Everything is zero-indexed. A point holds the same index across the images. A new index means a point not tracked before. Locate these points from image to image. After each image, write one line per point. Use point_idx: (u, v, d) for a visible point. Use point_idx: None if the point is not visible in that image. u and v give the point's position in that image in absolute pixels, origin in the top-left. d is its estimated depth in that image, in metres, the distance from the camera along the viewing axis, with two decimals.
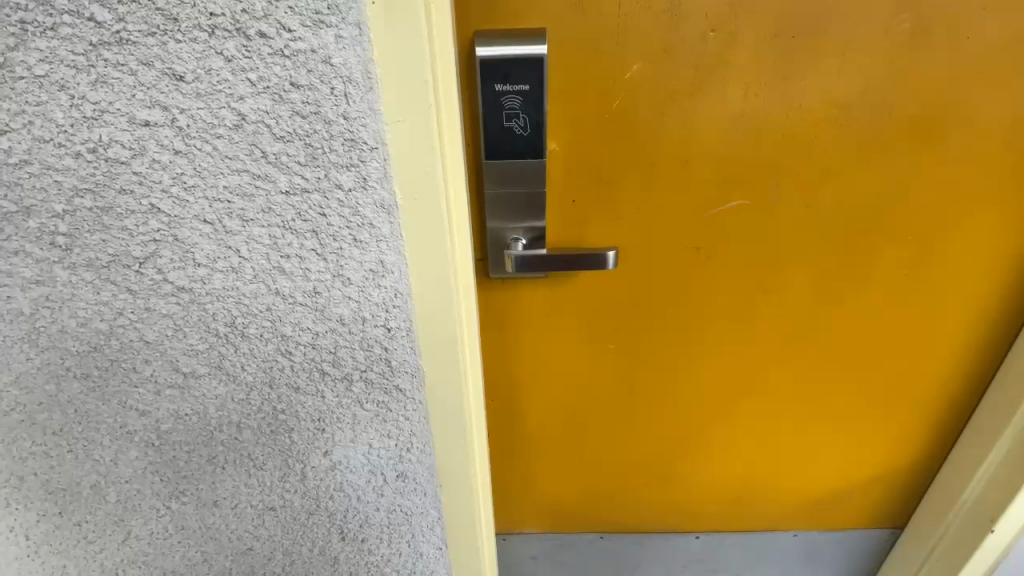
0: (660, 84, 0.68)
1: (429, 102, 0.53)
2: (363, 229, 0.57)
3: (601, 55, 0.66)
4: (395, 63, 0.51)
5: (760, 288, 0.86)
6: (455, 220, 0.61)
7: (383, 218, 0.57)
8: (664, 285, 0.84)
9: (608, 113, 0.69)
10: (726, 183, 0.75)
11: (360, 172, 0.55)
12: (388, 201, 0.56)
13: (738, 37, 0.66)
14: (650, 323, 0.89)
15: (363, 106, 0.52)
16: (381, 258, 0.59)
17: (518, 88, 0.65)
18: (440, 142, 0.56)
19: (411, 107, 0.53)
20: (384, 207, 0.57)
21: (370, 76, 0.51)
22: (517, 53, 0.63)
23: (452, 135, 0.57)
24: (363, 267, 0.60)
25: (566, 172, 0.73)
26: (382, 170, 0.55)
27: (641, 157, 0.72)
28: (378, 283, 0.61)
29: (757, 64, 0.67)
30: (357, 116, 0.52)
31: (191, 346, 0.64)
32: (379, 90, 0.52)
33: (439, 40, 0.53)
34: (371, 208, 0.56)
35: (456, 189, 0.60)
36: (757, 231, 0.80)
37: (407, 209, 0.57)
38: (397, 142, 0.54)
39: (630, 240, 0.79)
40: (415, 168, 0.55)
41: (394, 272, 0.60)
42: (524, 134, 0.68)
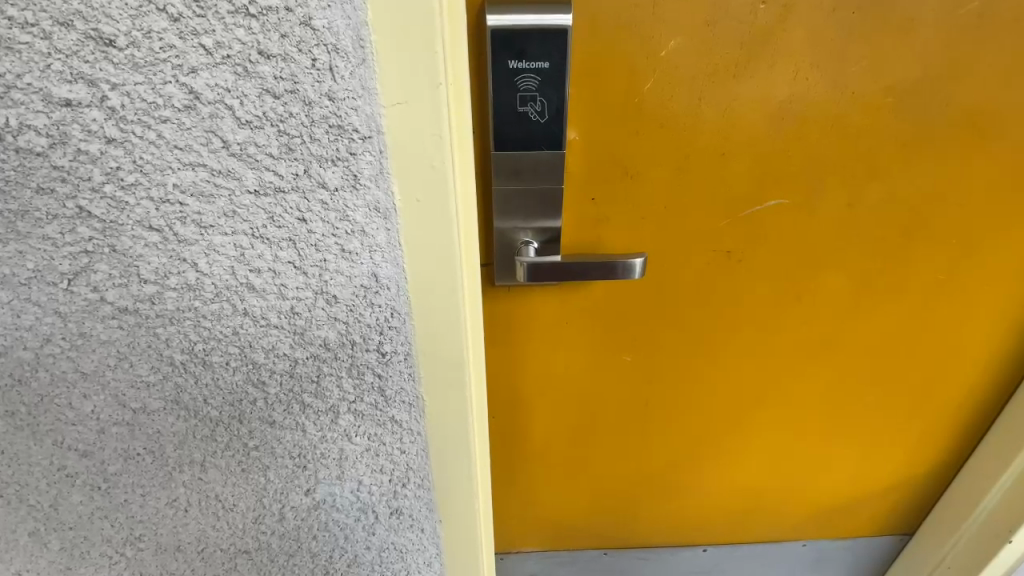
0: (702, 61, 0.58)
1: (438, 79, 0.42)
2: (352, 238, 0.46)
3: (632, 28, 0.56)
4: (396, 29, 0.40)
5: (792, 293, 0.78)
6: (467, 224, 0.52)
7: (378, 225, 0.46)
8: (688, 291, 0.76)
9: (638, 97, 0.60)
10: (765, 178, 0.66)
11: (349, 167, 0.43)
12: (384, 202, 0.45)
13: (792, 12, 0.57)
14: (670, 333, 0.80)
15: (353, 83, 0.41)
16: (373, 275, 0.48)
17: (536, 66, 0.55)
18: (452, 129, 0.46)
19: (414, 87, 0.42)
20: (380, 211, 0.46)
21: (363, 47, 0.40)
22: (535, 23, 0.53)
23: (464, 121, 0.47)
24: (351, 286, 0.49)
25: (586, 165, 0.63)
26: (377, 166, 0.44)
27: (672, 148, 0.63)
28: (370, 302, 0.50)
29: (810, 44, 0.58)
30: (346, 96, 0.41)
31: (140, 377, 0.53)
32: (373, 63, 0.41)
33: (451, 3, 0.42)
34: (362, 212, 0.45)
35: (469, 185, 0.51)
36: (794, 233, 0.71)
37: (408, 211, 0.47)
38: (395, 127, 0.43)
39: (656, 243, 0.70)
40: (418, 163, 0.45)
41: (390, 287, 0.50)
42: (540, 120, 0.57)
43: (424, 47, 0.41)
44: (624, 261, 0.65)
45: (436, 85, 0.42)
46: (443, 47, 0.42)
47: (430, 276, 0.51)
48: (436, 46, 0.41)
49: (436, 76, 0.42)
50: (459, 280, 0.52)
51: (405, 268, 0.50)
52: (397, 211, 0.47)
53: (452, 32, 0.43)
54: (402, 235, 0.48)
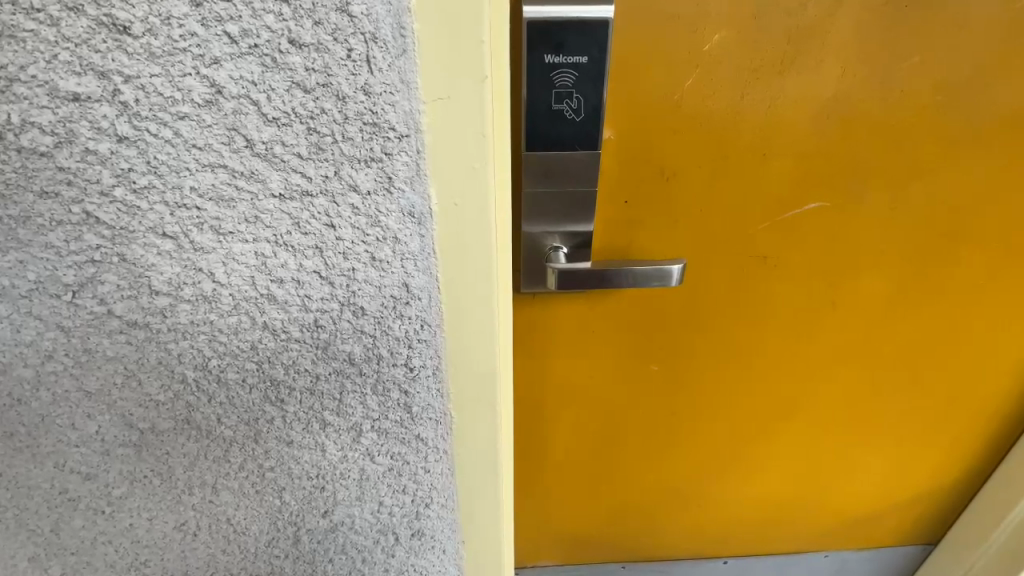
0: (746, 56, 0.55)
1: (484, 73, 0.39)
2: (383, 246, 0.42)
3: (675, 21, 0.53)
4: (442, 17, 0.37)
5: (827, 298, 0.75)
6: (502, 228, 0.48)
7: (411, 231, 0.42)
8: (720, 298, 0.72)
9: (677, 94, 0.56)
10: (806, 179, 0.63)
11: (383, 168, 0.39)
12: (418, 206, 0.42)
13: (842, 4, 0.54)
14: (700, 341, 0.77)
15: (391, 76, 0.36)
16: (403, 286, 0.44)
17: (573, 60, 0.51)
18: (493, 126, 0.42)
19: (458, 80, 0.39)
20: (415, 216, 0.42)
21: (403, 36, 0.36)
22: (574, 16, 0.49)
23: (503, 118, 0.44)
24: (380, 297, 0.44)
25: (620, 166, 0.60)
26: (413, 167, 0.40)
27: (711, 148, 0.60)
28: (400, 313, 0.45)
29: (861, 37, 0.55)
30: (382, 90, 0.37)
31: (149, 396, 0.49)
32: (415, 54, 0.37)
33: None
34: (393, 217, 0.41)
35: (505, 186, 0.47)
36: (834, 236, 0.68)
37: (444, 216, 0.43)
38: (435, 125, 0.40)
39: (691, 248, 0.66)
40: (457, 163, 0.41)
41: (422, 297, 0.45)
42: (576, 119, 0.54)
43: (471, 37, 0.37)
44: (660, 266, 0.61)
45: (482, 78, 0.39)
46: (489, 36, 0.38)
47: (466, 286, 0.47)
48: (483, 36, 0.38)
49: (482, 68, 0.39)
50: (496, 289, 0.48)
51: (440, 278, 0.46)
52: (434, 216, 0.43)
53: (496, 21, 0.39)
54: (438, 241, 0.44)
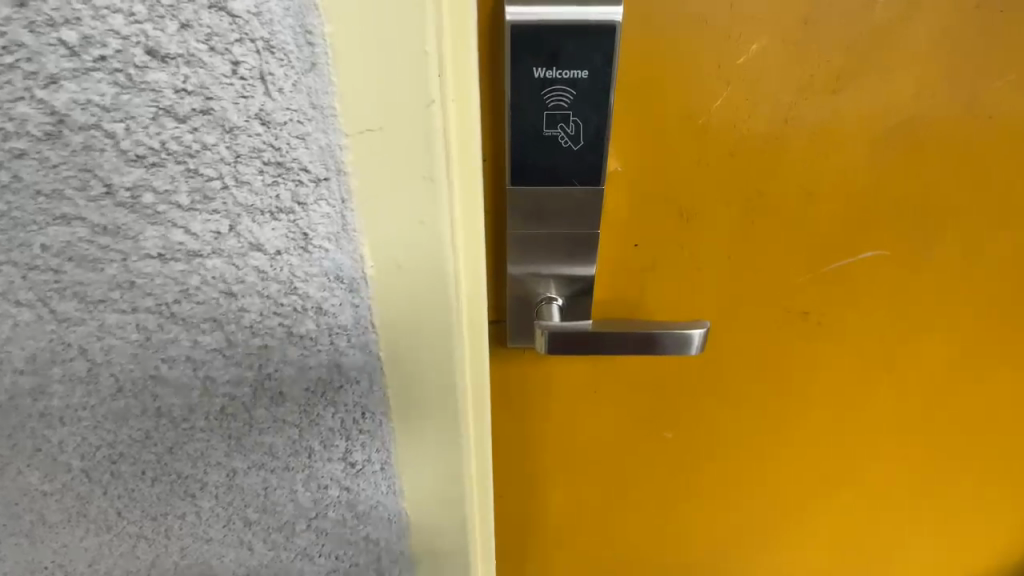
0: (794, 70, 0.43)
1: (433, 96, 0.28)
2: (306, 318, 0.32)
3: (702, 26, 0.42)
4: (367, 16, 0.26)
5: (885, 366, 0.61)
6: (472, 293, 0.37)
7: (343, 297, 0.32)
8: (752, 363, 0.59)
9: (702, 118, 0.45)
10: (863, 222, 0.51)
11: (296, 222, 0.29)
12: (351, 266, 0.31)
13: (920, 6, 0.42)
14: (725, 412, 0.64)
15: (302, 100, 0.27)
16: (333, 365, 0.34)
17: (571, 75, 0.40)
18: (452, 166, 0.31)
19: (396, 106, 0.28)
20: (347, 279, 0.31)
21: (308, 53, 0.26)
22: (572, 20, 0.39)
23: (469, 154, 0.33)
24: (304, 380, 0.34)
25: (631, 205, 0.49)
26: (337, 221, 0.30)
27: (746, 183, 0.48)
28: (332, 399, 0.35)
29: (942, 48, 0.44)
30: (285, 118, 0.27)
31: (33, 486, 0.40)
32: (333, 68, 0.27)
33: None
34: (317, 282, 0.31)
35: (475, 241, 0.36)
36: (899, 290, 0.55)
37: (387, 284, 0.32)
38: (366, 169, 0.29)
39: (717, 302, 0.54)
40: (401, 216, 0.30)
41: (359, 381, 0.35)
42: (574, 147, 0.43)
43: (410, 48, 0.27)
44: (676, 328, 0.49)
45: (428, 104, 0.28)
46: (439, 48, 0.27)
47: (420, 371, 0.36)
48: (428, 45, 0.27)
49: (429, 90, 0.28)
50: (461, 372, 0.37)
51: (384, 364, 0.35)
52: (371, 286, 0.32)
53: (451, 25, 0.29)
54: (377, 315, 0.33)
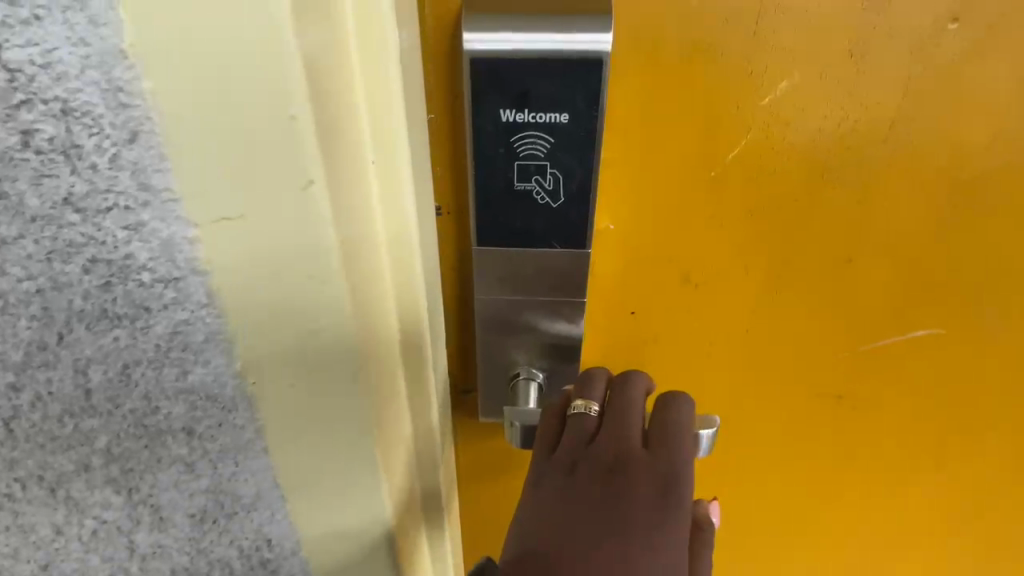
0: (829, 116, 0.34)
1: (307, 181, 0.21)
2: (176, 442, 0.29)
3: (713, 59, 0.32)
4: (210, 92, 0.19)
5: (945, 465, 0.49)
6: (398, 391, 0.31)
7: (212, 419, 0.28)
8: (777, 455, 0.49)
9: (715, 169, 0.36)
10: (918, 298, 0.40)
11: (148, 340, 0.25)
12: (209, 390, 0.27)
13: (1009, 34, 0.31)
14: (745, 511, 0.52)
15: (122, 213, 0.22)
16: (214, 491, 0.31)
17: (545, 120, 0.32)
18: (353, 260, 0.24)
19: (265, 200, 0.21)
20: (213, 401, 0.27)
21: (138, 124, 0.20)
22: (543, 50, 0.30)
23: (393, 237, 0.26)
24: (188, 506, 0.31)
25: (625, 267, 0.40)
26: (206, 335, 0.25)
27: (766, 247, 0.39)
28: (221, 521, 0.32)
29: None
30: (117, 229, 0.23)
31: None
32: (172, 152, 0.20)
33: (314, 21, 0.19)
34: (178, 406, 0.27)
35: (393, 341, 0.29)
36: (965, 376, 0.44)
37: (276, 401, 0.27)
38: (233, 262, 0.23)
39: (733, 381, 0.45)
40: (278, 328, 0.25)
41: (253, 500, 0.31)
42: (552, 204, 0.35)
43: (266, 115, 0.20)
44: (673, 428, 0.40)
45: (305, 186, 0.21)
46: (316, 113, 0.20)
47: (334, 484, 0.29)
48: (293, 109, 0.20)
49: (306, 165, 0.21)
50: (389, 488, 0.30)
51: (297, 467, 0.29)
52: (254, 397, 0.27)
53: (335, 80, 0.20)
54: (276, 425, 0.28)
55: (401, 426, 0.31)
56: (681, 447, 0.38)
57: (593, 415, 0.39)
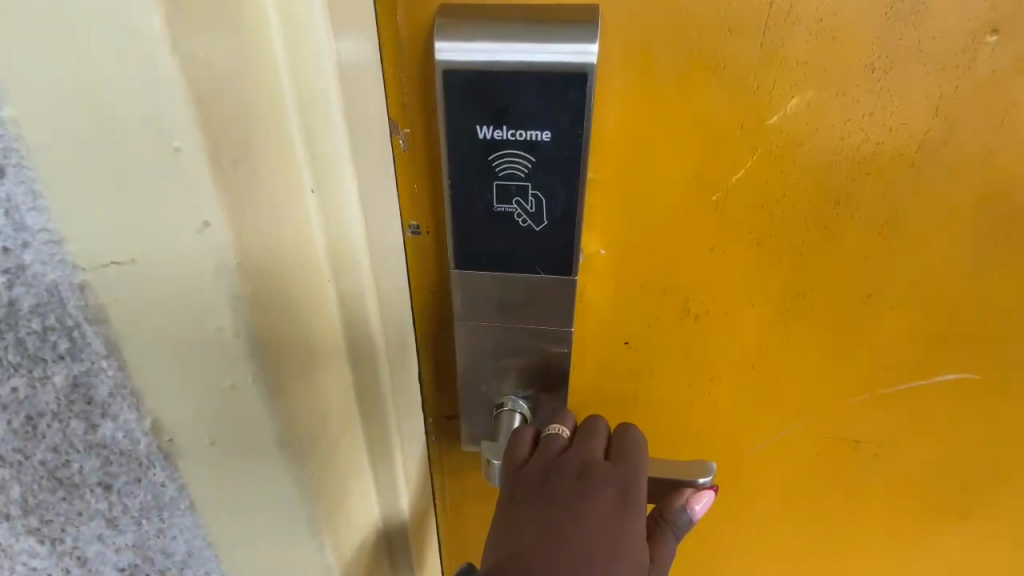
0: (847, 138, 0.30)
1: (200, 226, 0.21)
2: (94, 495, 0.31)
3: (712, 73, 0.29)
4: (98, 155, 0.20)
5: (977, 521, 0.44)
6: (348, 420, 0.30)
7: (126, 472, 0.30)
8: (785, 500, 0.45)
9: (717, 194, 0.32)
10: (946, 341, 0.36)
11: (48, 390, 0.28)
12: (118, 444, 0.29)
13: None
14: (749, 555, 0.49)
15: (13, 267, 0.24)
16: (138, 546, 0.33)
17: (527, 136, 0.30)
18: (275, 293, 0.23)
19: (162, 250, 0.22)
20: (125, 454, 0.29)
21: (34, 187, 0.22)
22: (521, 61, 0.28)
23: (336, 267, 0.26)
24: (117, 539, 0.33)
25: (618, 294, 0.37)
26: (113, 388, 0.27)
27: (775, 279, 0.35)
28: (149, 556, 0.34)
29: None
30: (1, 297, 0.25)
31: None
32: (73, 215, 0.22)
33: (217, 55, 0.19)
34: (90, 460, 0.30)
35: (345, 362, 0.28)
36: (1000, 431, 0.40)
37: (195, 446, 0.28)
38: (135, 308, 0.24)
39: (735, 421, 0.41)
40: (186, 379, 0.25)
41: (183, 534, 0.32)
42: (535, 227, 0.32)
43: (153, 156, 0.20)
44: (671, 477, 0.38)
45: (197, 227, 0.21)
46: (205, 150, 0.20)
47: (259, 518, 0.29)
48: (176, 141, 0.19)
49: (197, 205, 0.21)
50: (324, 524, 0.30)
51: (219, 503, 0.30)
52: (171, 445, 0.28)
53: (244, 114, 0.21)
54: (190, 471, 0.29)
55: (345, 462, 0.30)
56: (638, 457, 0.37)
57: (562, 435, 0.38)
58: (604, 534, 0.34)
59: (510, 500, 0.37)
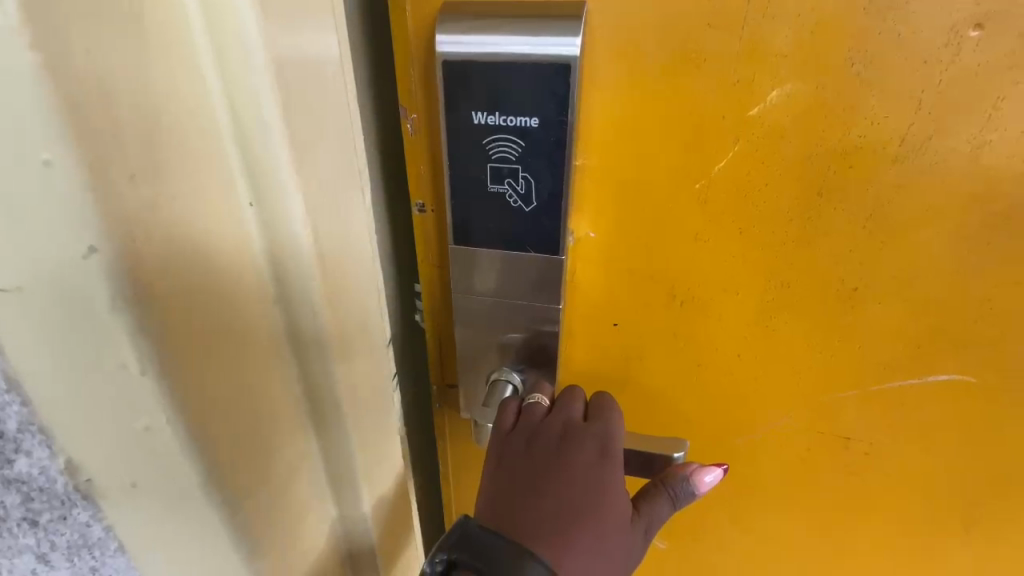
0: (828, 130, 0.31)
1: (87, 248, 0.20)
2: (18, 532, 0.28)
3: (694, 66, 0.31)
4: None
5: (974, 533, 0.43)
6: (295, 418, 0.31)
7: (49, 510, 0.28)
8: (771, 492, 0.45)
9: (700, 182, 0.34)
10: (939, 342, 0.36)
11: None
12: (35, 482, 0.27)
13: None
14: (736, 545, 0.49)
15: None
16: None
17: (517, 122, 0.32)
18: (203, 303, 0.24)
19: (49, 276, 0.21)
20: (46, 492, 0.27)
21: None
22: (512, 53, 0.30)
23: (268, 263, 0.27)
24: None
25: (608, 278, 0.39)
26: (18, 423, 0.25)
27: (760, 269, 0.36)
28: None
29: None
30: None
31: None
32: None
33: (108, 54, 0.19)
34: (11, 496, 0.27)
35: (286, 356, 0.29)
36: (1001, 442, 0.39)
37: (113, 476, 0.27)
38: (30, 338, 0.22)
39: (722, 409, 0.42)
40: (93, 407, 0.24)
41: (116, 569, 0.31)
42: (525, 208, 0.35)
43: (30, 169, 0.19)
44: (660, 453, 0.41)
45: (84, 252, 0.20)
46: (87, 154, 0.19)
47: (191, 545, 0.29)
48: (46, 152, 0.18)
49: (82, 223, 0.20)
50: (259, 528, 0.30)
51: (146, 534, 0.29)
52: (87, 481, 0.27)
53: (144, 116, 0.20)
54: (115, 509, 0.28)
55: (281, 462, 0.30)
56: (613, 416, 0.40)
57: (541, 403, 0.41)
58: (586, 479, 0.37)
59: (494, 464, 0.40)
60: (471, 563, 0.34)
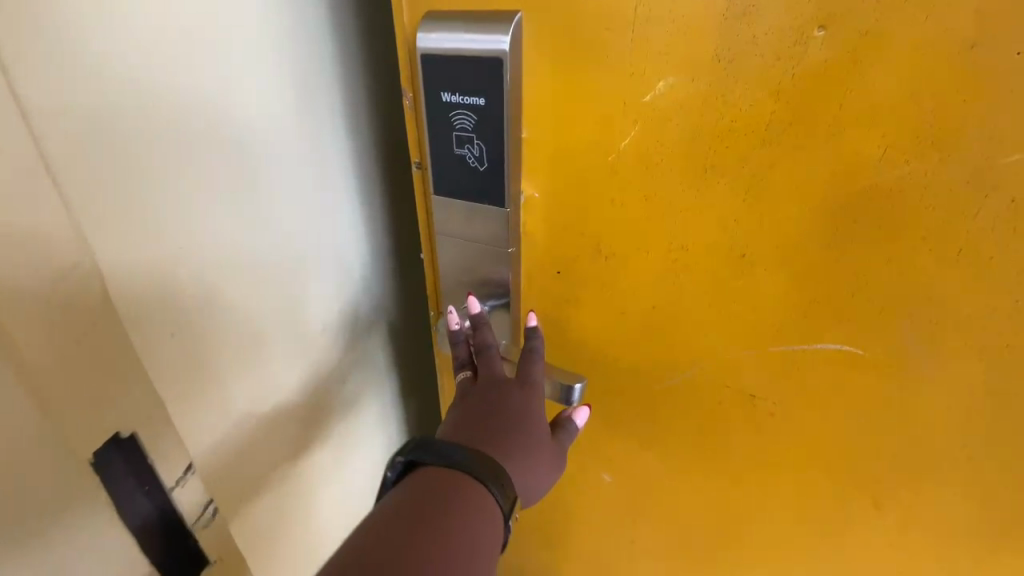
0: (706, 116, 0.37)
1: None
2: None
3: (600, 60, 0.39)
4: None
5: (880, 510, 0.46)
6: None
7: None
8: (693, 443, 0.51)
9: (613, 154, 0.41)
10: (821, 310, 0.40)
11: None
12: None
13: (875, 47, 0.31)
14: (668, 493, 0.55)
15: None
16: None
17: (469, 101, 0.42)
18: None
19: None
20: None
21: None
22: (463, 49, 0.41)
23: None
24: None
25: (551, 233, 0.47)
26: None
27: (665, 233, 0.42)
28: None
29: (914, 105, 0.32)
30: None
31: None
32: None
33: None
34: None
35: None
36: (894, 417, 0.41)
37: None
38: None
39: (646, 358, 0.49)
40: None
41: None
42: (479, 168, 0.45)
43: None
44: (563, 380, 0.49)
45: None
46: None
47: None
48: None
49: None
50: None
51: None
52: None
53: None
54: None
55: None
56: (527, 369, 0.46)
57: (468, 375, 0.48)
58: (523, 411, 0.44)
59: None
60: (434, 459, 0.37)
